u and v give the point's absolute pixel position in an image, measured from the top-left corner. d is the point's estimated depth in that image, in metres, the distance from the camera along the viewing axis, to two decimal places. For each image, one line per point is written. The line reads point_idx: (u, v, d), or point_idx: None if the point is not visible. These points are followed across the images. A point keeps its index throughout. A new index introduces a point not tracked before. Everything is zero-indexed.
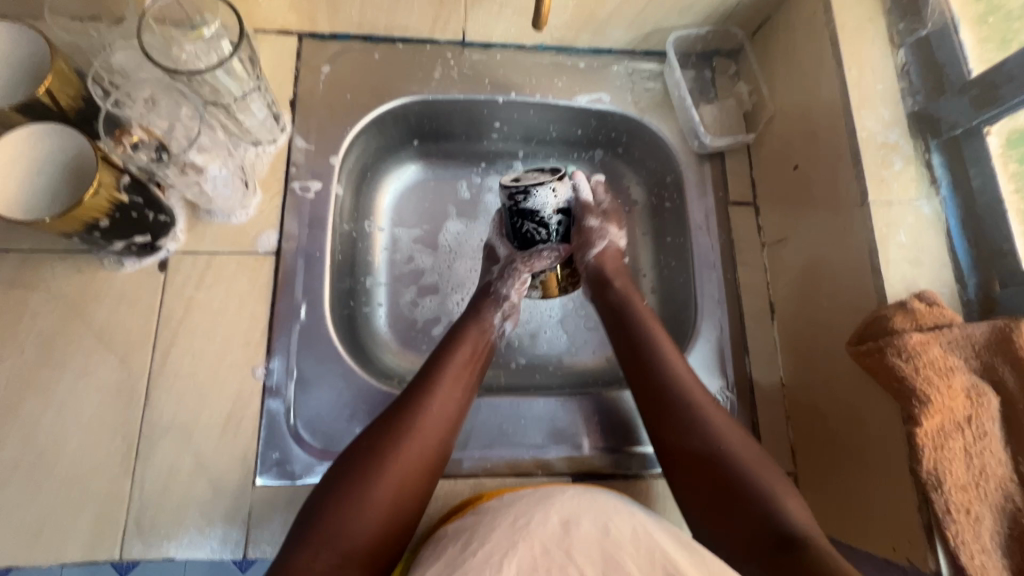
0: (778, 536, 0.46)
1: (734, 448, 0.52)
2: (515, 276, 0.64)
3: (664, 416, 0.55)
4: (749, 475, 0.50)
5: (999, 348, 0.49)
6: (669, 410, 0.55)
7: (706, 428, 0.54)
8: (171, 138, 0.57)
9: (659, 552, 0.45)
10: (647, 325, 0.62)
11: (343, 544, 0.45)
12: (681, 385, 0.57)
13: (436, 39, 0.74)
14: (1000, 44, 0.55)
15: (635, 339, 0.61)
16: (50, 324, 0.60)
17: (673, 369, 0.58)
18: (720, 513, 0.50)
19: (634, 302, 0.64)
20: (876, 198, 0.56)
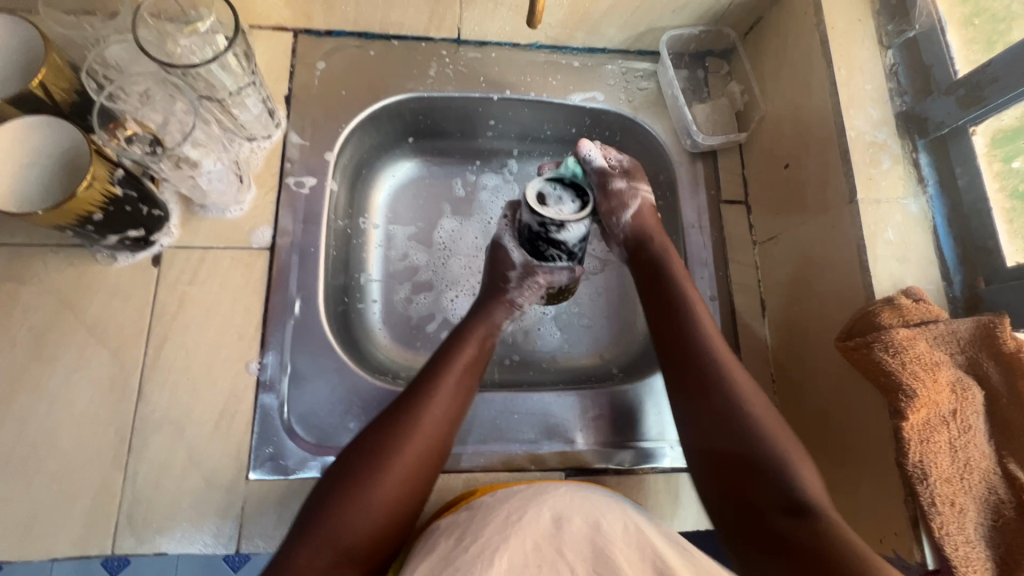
0: (790, 508, 0.46)
1: (761, 416, 0.51)
2: (532, 281, 0.66)
3: (695, 397, 0.54)
4: (768, 437, 0.50)
5: (983, 344, 0.50)
6: (702, 387, 0.54)
7: (735, 395, 0.52)
8: (166, 132, 0.57)
9: (653, 551, 0.46)
10: (682, 293, 0.60)
11: (344, 541, 0.46)
12: (714, 354, 0.55)
13: (431, 37, 0.74)
14: (985, 46, 0.56)
15: (667, 310, 0.60)
16: (42, 318, 0.60)
17: (707, 338, 0.57)
18: (726, 508, 0.50)
19: (667, 269, 0.63)
20: (865, 196, 0.57)
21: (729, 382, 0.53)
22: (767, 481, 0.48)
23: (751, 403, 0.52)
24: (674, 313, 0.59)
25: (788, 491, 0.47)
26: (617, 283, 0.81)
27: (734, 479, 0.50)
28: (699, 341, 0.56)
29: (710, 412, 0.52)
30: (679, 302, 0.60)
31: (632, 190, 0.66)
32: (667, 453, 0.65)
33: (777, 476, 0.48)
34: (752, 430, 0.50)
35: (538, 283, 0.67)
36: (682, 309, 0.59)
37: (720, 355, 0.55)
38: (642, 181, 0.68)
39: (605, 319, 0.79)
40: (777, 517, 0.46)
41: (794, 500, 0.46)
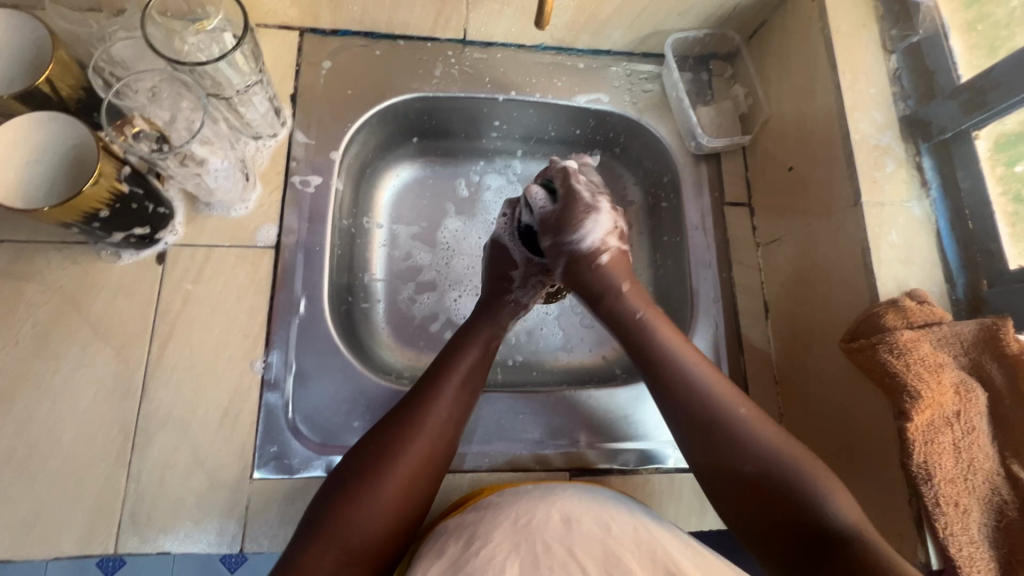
0: (811, 533, 0.44)
1: (772, 444, 0.49)
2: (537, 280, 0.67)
3: (688, 429, 0.52)
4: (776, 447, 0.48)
5: (987, 346, 0.51)
6: (696, 421, 0.52)
7: (737, 426, 0.50)
8: (172, 129, 0.57)
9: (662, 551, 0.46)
10: (654, 327, 0.58)
11: (352, 543, 0.46)
12: (698, 389, 0.53)
13: (437, 37, 0.74)
14: (988, 51, 0.57)
15: (642, 344, 0.57)
16: (46, 316, 0.59)
17: (687, 373, 0.54)
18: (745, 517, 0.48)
19: (637, 302, 0.60)
20: (869, 199, 0.58)
21: (723, 411, 0.51)
22: (795, 511, 0.45)
23: (760, 433, 0.50)
24: (651, 347, 0.56)
25: (818, 521, 0.44)
26: None
27: (753, 501, 0.47)
28: (681, 378, 0.53)
29: (710, 446, 0.50)
30: (647, 336, 0.57)
31: (568, 241, 0.61)
32: (670, 453, 0.66)
33: (804, 504, 0.45)
34: (764, 461, 0.48)
35: (541, 282, 0.68)
36: (656, 342, 0.57)
37: (706, 387, 0.53)
38: (585, 219, 0.61)
39: None
40: (813, 549, 0.43)
41: (828, 529, 0.43)
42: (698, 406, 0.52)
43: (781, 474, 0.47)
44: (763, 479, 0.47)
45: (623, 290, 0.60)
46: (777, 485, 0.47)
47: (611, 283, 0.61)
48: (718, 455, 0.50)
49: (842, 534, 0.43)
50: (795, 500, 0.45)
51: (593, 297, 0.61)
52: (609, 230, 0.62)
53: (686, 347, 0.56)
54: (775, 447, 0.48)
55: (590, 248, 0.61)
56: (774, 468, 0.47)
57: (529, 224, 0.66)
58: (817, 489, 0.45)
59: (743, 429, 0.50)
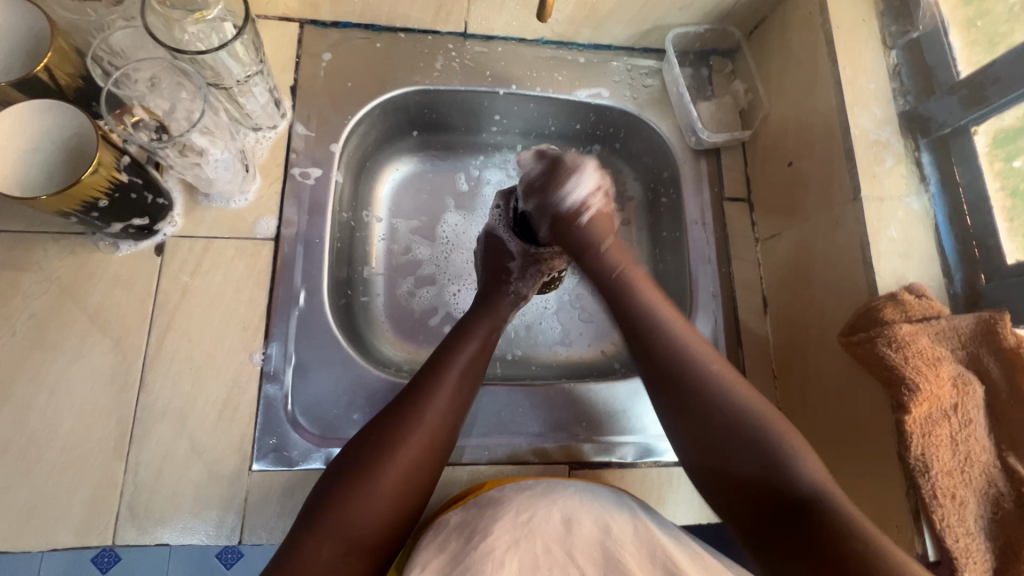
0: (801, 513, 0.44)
1: (748, 403, 0.50)
2: (533, 271, 0.67)
3: (663, 389, 0.52)
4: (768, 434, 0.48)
5: (984, 339, 0.51)
6: (682, 394, 0.51)
7: (712, 386, 0.51)
8: (172, 119, 0.57)
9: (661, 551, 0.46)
10: (633, 282, 0.59)
11: (353, 530, 0.46)
12: (678, 350, 0.53)
13: (438, 30, 0.74)
14: (987, 47, 0.57)
15: (618, 298, 0.58)
16: (43, 307, 0.59)
17: (663, 332, 0.54)
18: (714, 485, 0.50)
19: (618, 260, 0.61)
20: (869, 194, 0.58)
21: (699, 370, 0.52)
22: (763, 473, 0.47)
23: (737, 394, 0.50)
24: (631, 302, 0.57)
25: (787, 485, 0.46)
26: None
27: (723, 461, 0.49)
28: (657, 336, 0.54)
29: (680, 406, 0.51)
30: (624, 289, 0.58)
31: (552, 202, 0.62)
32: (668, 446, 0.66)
33: (775, 467, 0.47)
34: (746, 433, 0.48)
35: (539, 271, 0.68)
36: (632, 295, 0.57)
37: (689, 347, 0.53)
38: (567, 182, 0.62)
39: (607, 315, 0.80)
40: (778, 511, 0.45)
41: (795, 494, 0.45)
42: (675, 367, 0.52)
43: (759, 449, 0.48)
44: (733, 443, 0.48)
45: (601, 246, 0.61)
46: (748, 445, 0.48)
47: (593, 237, 0.61)
48: (687, 413, 0.51)
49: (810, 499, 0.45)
50: (767, 465, 0.47)
51: (576, 251, 0.61)
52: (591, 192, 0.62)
53: (667, 307, 0.57)
54: (751, 409, 0.49)
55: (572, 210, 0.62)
56: (748, 433, 0.48)
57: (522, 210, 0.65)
58: (790, 456, 0.47)
59: (718, 390, 0.50)
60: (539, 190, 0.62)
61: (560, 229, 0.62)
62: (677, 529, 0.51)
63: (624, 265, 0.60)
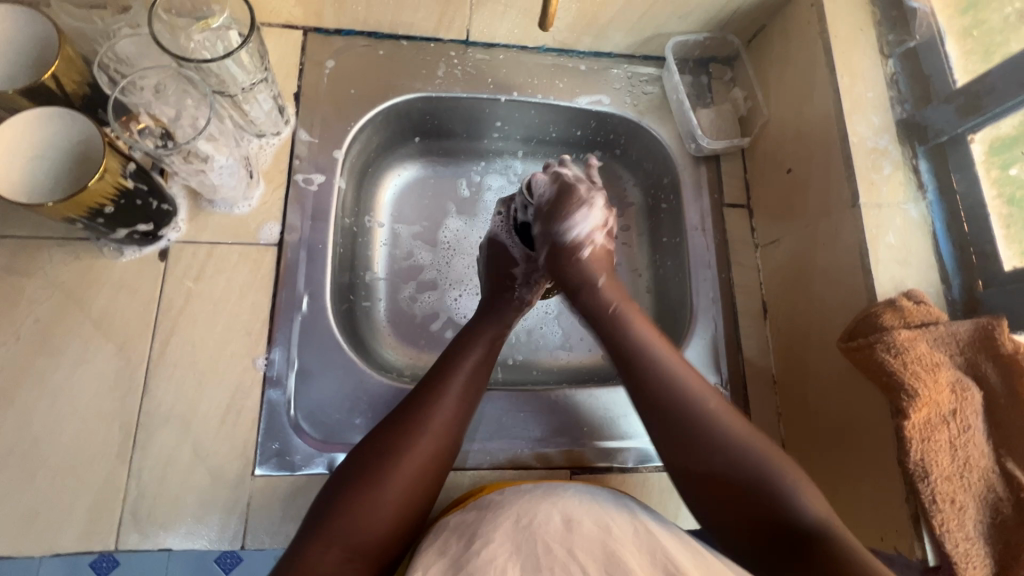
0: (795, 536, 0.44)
1: (745, 439, 0.49)
2: (539, 277, 0.67)
3: (664, 428, 0.51)
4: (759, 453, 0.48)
5: (982, 345, 0.52)
6: (668, 417, 0.51)
7: (710, 421, 0.50)
8: (177, 126, 0.58)
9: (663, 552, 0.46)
10: (627, 318, 0.59)
11: (356, 537, 0.46)
12: (676, 390, 0.52)
13: (440, 38, 0.75)
14: (983, 56, 0.58)
15: (614, 334, 0.58)
16: (47, 312, 0.59)
17: (661, 369, 0.54)
18: (710, 519, 0.49)
19: (611, 290, 0.62)
20: (867, 201, 0.59)
21: (697, 407, 0.51)
22: (764, 507, 0.46)
23: (734, 429, 0.49)
24: (621, 332, 0.58)
25: (789, 519, 0.45)
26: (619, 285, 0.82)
27: (724, 502, 0.47)
28: (655, 373, 0.53)
29: (681, 446, 0.50)
30: (618, 325, 0.58)
31: (555, 232, 0.63)
32: None
33: (777, 501, 0.46)
34: (737, 452, 0.48)
35: (544, 278, 0.68)
36: (627, 330, 0.58)
37: (685, 384, 0.52)
38: (575, 214, 0.63)
39: None
40: (783, 547, 0.44)
41: (798, 527, 0.44)
42: (677, 406, 0.51)
43: (751, 468, 0.47)
44: (736, 476, 0.47)
45: (597, 281, 0.62)
46: (748, 480, 0.47)
47: (588, 269, 0.63)
48: (689, 455, 0.49)
49: (813, 531, 0.44)
50: (768, 499, 0.46)
51: (572, 285, 0.63)
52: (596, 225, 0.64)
53: (660, 341, 0.57)
54: (749, 441, 0.49)
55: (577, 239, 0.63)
56: (749, 466, 0.47)
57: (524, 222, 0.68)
58: (790, 485, 0.46)
59: (715, 425, 0.50)
60: (544, 215, 0.64)
61: (560, 258, 0.63)
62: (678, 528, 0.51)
63: (619, 299, 0.60)
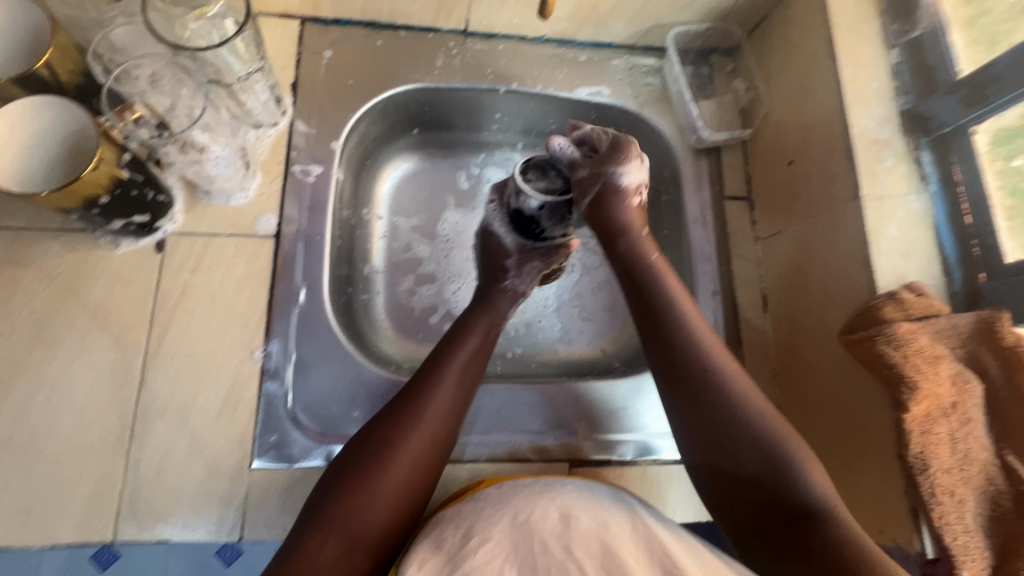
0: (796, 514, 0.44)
1: (759, 408, 0.49)
2: (531, 267, 0.66)
3: (686, 386, 0.51)
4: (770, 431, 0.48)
5: (984, 338, 0.51)
6: (691, 387, 0.51)
7: (729, 386, 0.50)
8: (173, 116, 0.55)
9: (661, 547, 0.46)
10: (661, 271, 0.57)
11: (353, 528, 0.46)
12: (701, 352, 0.52)
13: (439, 28, 0.74)
14: (988, 47, 0.57)
15: (646, 292, 0.56)
16: (43, 304, 0.59)
17: (688, 328, 0.53)
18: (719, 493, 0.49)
19: (649, 248, 0.59)
20: (869, 193, 0.58)
21: (718, 370, 0.51)
22: (769, 477, 0.46)
23: (750, 396, 0.50)
24: (657, 293, 0.56)
25: (791, 493, 0.45)
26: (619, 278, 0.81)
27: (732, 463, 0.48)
28: (682, 332, 0.53)
29: (703, 403, 0.50)
30: (653, 276, 0.57)
31: (604, 175, 0.58)
32: (668, 445, 0.66)
33: (784, 472, 0.46)
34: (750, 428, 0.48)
35: (536, 266, 0.66)
36: (660, 285, 0.56)
37: (709, 348, 0.52)
38: (624, 162, 0.58)
39: (607, 313, 0.80)
40: (782, 517, 0.45)
41: (800, 502, 0.45)
42: (702, 365, 0.51)
43: (760, 443, 0.47)
44: (746, 453, 0.48)
45: (636, 233, 0.59)
46: (758, 448, 0.47)
47: (630, 222, 0.59)
48: (709, 412, 0.50)
49: (815, 508, 0.44)
50: (774, 469, 0.46)
51: (608, 234, 0.59)
52: (638, 181, 0.60)
53: (689, 303, 0.56)
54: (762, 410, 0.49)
55: (624, 192, 0.59)
56: (758, 434, 0.48)
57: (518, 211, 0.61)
58: (797, 459, 0.47)
59: (732, 391, 0.50)
60: (592, 162, 0.59)
61: (603, 207, 0.58)
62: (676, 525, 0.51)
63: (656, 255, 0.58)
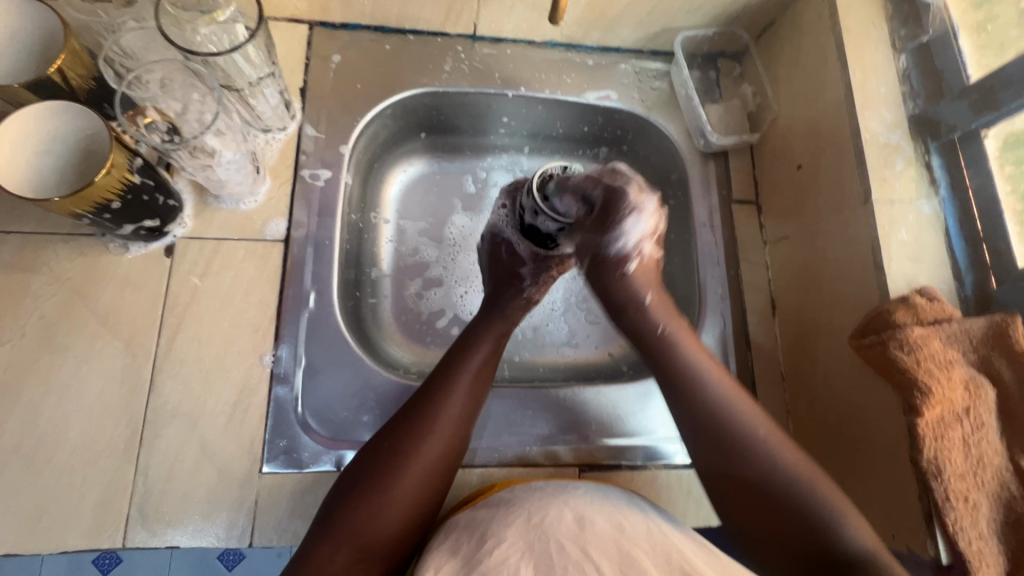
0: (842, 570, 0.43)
1: (792, 467, 0.49)
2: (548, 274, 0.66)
3: (713, 457, 0.51)
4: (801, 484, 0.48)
5: (996, 343, 0.51)
6: (718, 452, 0.51)
7: (759, 450, 0.50)
8: (184, 121, 0.56)
9: (678, 552, 0.46)
10: (678, 336, 0.57)
11: (367, 537, 0.45)
12: (725, 420, 0.51)
13: (447, 32, 0.74)
14: (998, 51, 0.57)
15: (662, 357, 0.56)
16: (52, 308, 0.59)
17: (707, 396, 0.53)
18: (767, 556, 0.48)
19: (660, 312, 0.59)
20: (879, 196, 0.58)
21: (744, 435, 0.50)
22: (808, 538, 0.46)
23: (780, 460, 0.49)
24: (670, 358, 0.56)
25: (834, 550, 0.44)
26: None
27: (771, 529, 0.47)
28: (701, 402, 0.53)
29: (733, 474, 0.50)
30: (668, 345, 0.57)
31: (599, 243, 0.58)
32: (678, 449, 0.66)
33: (821, 531, 0.45)
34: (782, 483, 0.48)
35: (551, 275, 0.67)
36: (678, 352, 0.56)
37: (731, 414, 0.52)
38: (623, 220, 0.56)
39: None
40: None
41: (843, 558, 0.44)
42: (725, 435, 0.51)
43: (794, 501, 0.47)
44: (783, 510, 0.47)
45: (646, 296, 0.59)
46: (793, 511, 0.47)
47: (637, 286, 0.59)
48: (739, 480, 0.49)
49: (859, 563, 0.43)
50: (812, 526, 0.46)
51: (618, 302, 0.60)
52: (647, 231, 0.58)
53: (706, 363, 0.56)
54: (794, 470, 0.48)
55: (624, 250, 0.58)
56: (791, 494, 0.47)
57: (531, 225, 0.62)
58: (833, 516, 0.46)
59: (761, 453, 0.49)
60: (586, 227, 0.58)
61: (604, 271, 0.60)
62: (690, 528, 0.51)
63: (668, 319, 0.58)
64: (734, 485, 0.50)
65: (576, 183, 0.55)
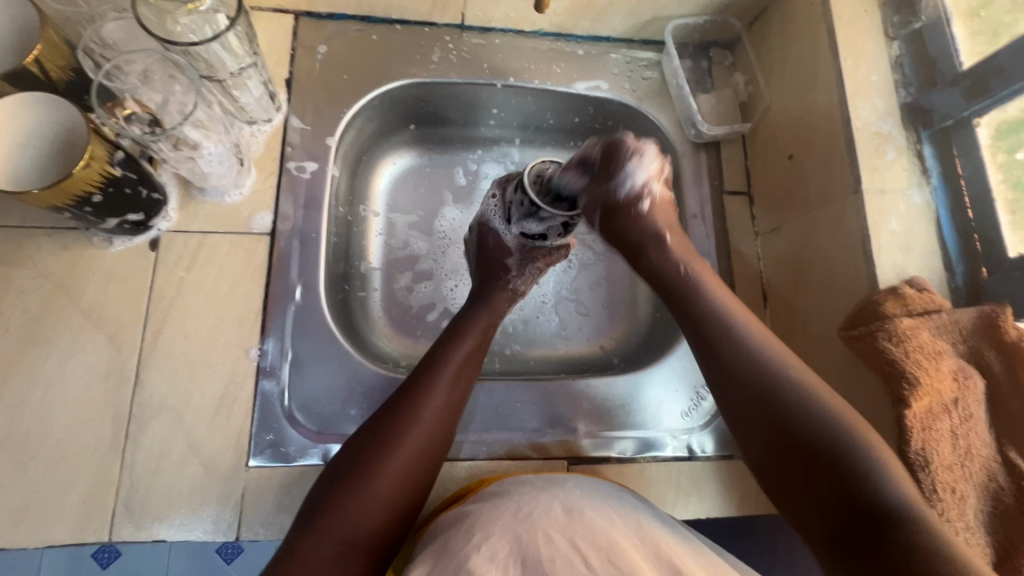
0: (864, 514, 0.41)
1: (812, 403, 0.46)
2: (534, 266, 0.67)
3: (734, 394, 0.50)
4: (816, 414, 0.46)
5: (986, 333, 0.51)
6: (739, 381, 0.49)
7: (780, 380, 0.48)
8: (165, 112, 0.55)
9: (668, 554, 0.45)
10: (699, 279, 0.56)
11: (346, 532, 0.45)
12: (765, 367, 0.49)
13: (435, 22, 0.73)
14: (991, 37, 0.56)
15: (684, 287, 0.56)
16: (37, 303, 0.58)
17: (730, 326, 0.52)
18: (790, 494, 0.45)
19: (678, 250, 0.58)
20: (870, 186, 0.58)
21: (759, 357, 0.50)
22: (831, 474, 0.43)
23: (817, 405, 0.46)
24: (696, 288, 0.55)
25: (863, 497, 0.41)
26: (618, 273, 0.81)
27: (793, 473, 0.45)
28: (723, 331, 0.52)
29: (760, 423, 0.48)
30: (693, 287, 0.55)
31: (609, 190, 0.57)
32: (669, 442, 0.66)
33: (850, 476, 0.42)
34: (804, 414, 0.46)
35: (536, 267, 0.67)
36: (697, 286, 0.56)
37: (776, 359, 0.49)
38: (631, 165, 0.56)
39: (605, 309, 0.79)
40: (853, 525, 0.41)
41: (870, 503, 0.41)
42: (738, 361, 0.50)
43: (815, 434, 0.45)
44: (807, 440, 0.45)
45: (664, 237, 0.59)
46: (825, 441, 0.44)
47: (657, 228, 0.59)
48: (766, 419, 0.47)
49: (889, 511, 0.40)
50: (841, 469, 0.43)
51: (636, 244, 0.58)
52: (655, 169, 0.58)
53: (724, 293, 0.55)
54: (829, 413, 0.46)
55: (634, 191, 0.58)
56: (825, 437, 0.44)
57: (520, 226, 0.64)
58: (865, 456, 0.43)
59: (796, 399, 0.47)
60: (593, 185, 0.57)
61: (618, 217, 0.58)
62: (683, 530, 0.50)
63: (687, 260, 0.57)
64: (754, 427, 0.48)
65: (576, 154, 0.58)
